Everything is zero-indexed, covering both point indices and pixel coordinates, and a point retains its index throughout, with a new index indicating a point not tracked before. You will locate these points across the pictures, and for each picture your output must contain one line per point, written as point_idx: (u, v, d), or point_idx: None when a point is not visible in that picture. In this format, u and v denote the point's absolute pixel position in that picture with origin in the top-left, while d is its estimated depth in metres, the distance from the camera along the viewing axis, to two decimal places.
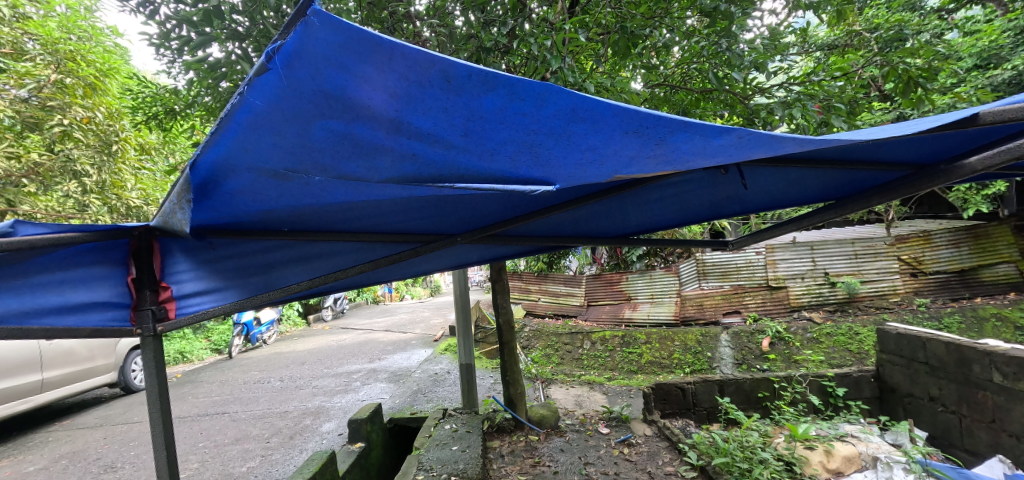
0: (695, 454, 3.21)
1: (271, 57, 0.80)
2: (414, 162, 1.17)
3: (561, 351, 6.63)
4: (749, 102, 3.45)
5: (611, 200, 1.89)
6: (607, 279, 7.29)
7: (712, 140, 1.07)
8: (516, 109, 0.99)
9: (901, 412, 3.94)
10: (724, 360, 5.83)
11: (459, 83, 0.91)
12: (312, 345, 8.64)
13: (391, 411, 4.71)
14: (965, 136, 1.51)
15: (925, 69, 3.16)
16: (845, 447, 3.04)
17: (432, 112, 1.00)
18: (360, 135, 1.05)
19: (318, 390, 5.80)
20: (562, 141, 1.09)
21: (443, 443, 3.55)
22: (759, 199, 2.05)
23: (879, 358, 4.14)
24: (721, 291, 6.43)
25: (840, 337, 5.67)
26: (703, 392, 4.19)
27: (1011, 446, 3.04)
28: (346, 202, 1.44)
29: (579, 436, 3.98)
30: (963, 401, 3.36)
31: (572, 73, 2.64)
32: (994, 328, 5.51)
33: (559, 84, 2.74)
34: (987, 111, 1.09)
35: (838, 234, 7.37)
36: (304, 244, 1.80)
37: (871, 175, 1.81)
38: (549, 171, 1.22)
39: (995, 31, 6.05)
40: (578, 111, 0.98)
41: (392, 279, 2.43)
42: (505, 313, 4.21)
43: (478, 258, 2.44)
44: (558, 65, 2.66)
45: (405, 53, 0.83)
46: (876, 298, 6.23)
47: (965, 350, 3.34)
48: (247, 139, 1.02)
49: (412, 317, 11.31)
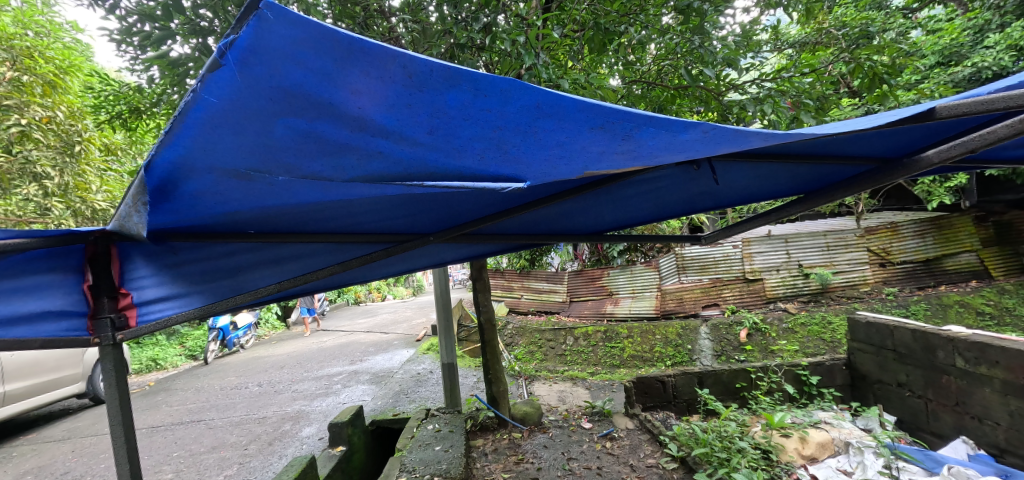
0: (675, 446, 3.34)
1: (223, 52, 0.78)
2: (381, 161, 1.14)
3: (544, 348, 6.64)
4: (723, 98, 3.49)
5: (585, 198, 1.86)
6: (588, 275, 7.33)
7: (678, 135, 1.06)
8: (481, 105, 0.97)
9: (870, 398, 4.07)
10: (704, 352, 5.95)
11: (421, 80, 0.89)
12: (290, 348, 8.46)
13: (372, 413, 4.67)
14: (929, 128, 1.52)
15: (888, 66, 3.28)
16: (818, 434, 3.23)
17: (397, 109, 0.97)
18: (323, 132, 1.02)
19: (298, 394, 5.70)
20: (529, 138, 1.07)
21: (426, 444, 3.53)
22: (733, 193, 2.05)
23: (851, 347, 4.26)
24: (700, 284, 6.59)
25: (814, 326, 5.86)
26: (683, 384, 4.28)
27: (973, 427, 3.20)
28: (313, 201, 1.39)
29: (563, 431, 4.01)
30: (929, 386, 3.51)
31: (546, 70, 2.64)
32: (958, 314, 5.79)
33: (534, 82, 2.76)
34: (941, 106, 1.08)
35: (811, 226, 7.58)
36: (272, 247, 1.73)
37: (840, 170, 1.83)
38: (519, 168, 1.19)
39: (956, 30, 6.32)
40: (544, 107, 0.97)
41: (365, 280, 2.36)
42: (486, 312, 4.19)
43: (453, 257, 2.40)
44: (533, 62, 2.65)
45: (365, 48, 0.81)
46: (847, 288, 6.44)
47: (930, 337, 3.48)
48: (205, 138, 0.99)
49: (393, 317, 11.17)
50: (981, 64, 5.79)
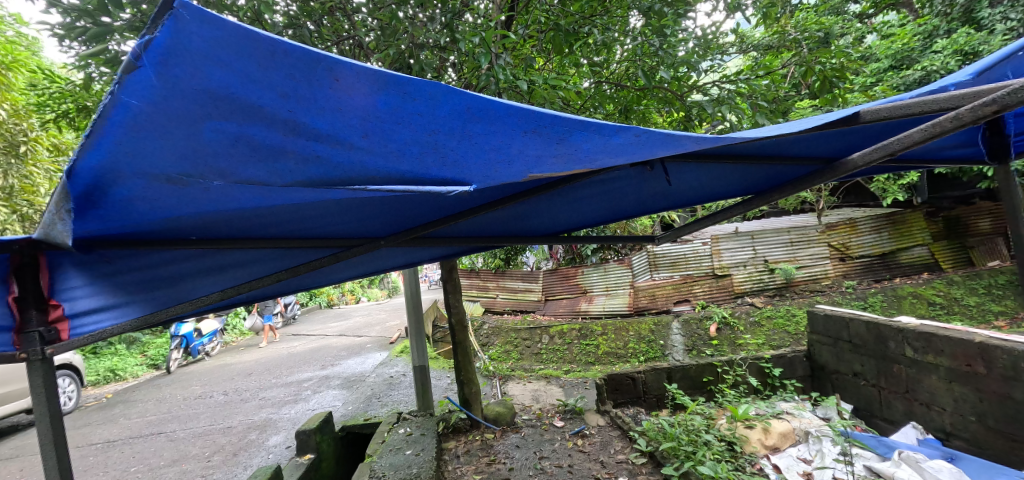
0: (644, 441, 3.40)
1: (139, 53, 0.74)
2: (319, 165, 1.10)
3: (520, 347, 6.64)
4: (686, 99, 3.55)
5: (539, 200, 1.86)
6: (562, 273, 7.37)
7: (609, 138, 1.08)
8: (411, 109, 0.96)
9: (828, 388, 4.23)
10: (676, 347, 6.08)
11: (348, 83, 0.87)
12: (259, 355, 8.21)
13: (343, 419, 4.57)
14: (860, 130, 1.59)
15: (837, 70, 3.45)
16: (780, 424, 3.35)
17: (328, 113, 0.94)
18: (254, 136, 0.98)
19: (265, 402, 5.53)
20: (464, 141, 1.06)
21: (397, 448, 3.48)
22: (685, 194, 2.09)
23: (810, 339, 4.42)
24: (671, 281, 6.73)
25: (779, 319, 6.06)
26: (652, 380, 4.36)
27: (922, 413, 3.37)
28: (255, 207, 1.34)
29: (535, 431, 4.02)
30: (881, 374, 3.67)
31: (501, 72, 2.54)
32: (911, 305, 6.09)
33: (490, 83, 2.66)
34: (865, 110, 1.14)
35: (776, 223, 7.84)
36: (217, 253, 1.68)
37: (784, 170, 1.89)
38: (460, 173, 1.17)
39: (907, 35, 6.59)
40: (473, 110, 0.97)
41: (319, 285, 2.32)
42: (458, 313, 4.16)
43: (411, 261, 2.37)
44: (488, 63, 2.54)
45: (287, 49, 0.80)
46: (810, 282, 6.68)
47: (881, 328, 3.65)
48: (129, 143, 0.94)
49: (367, 320, 10.98)
50: (930, 68, 6.01)
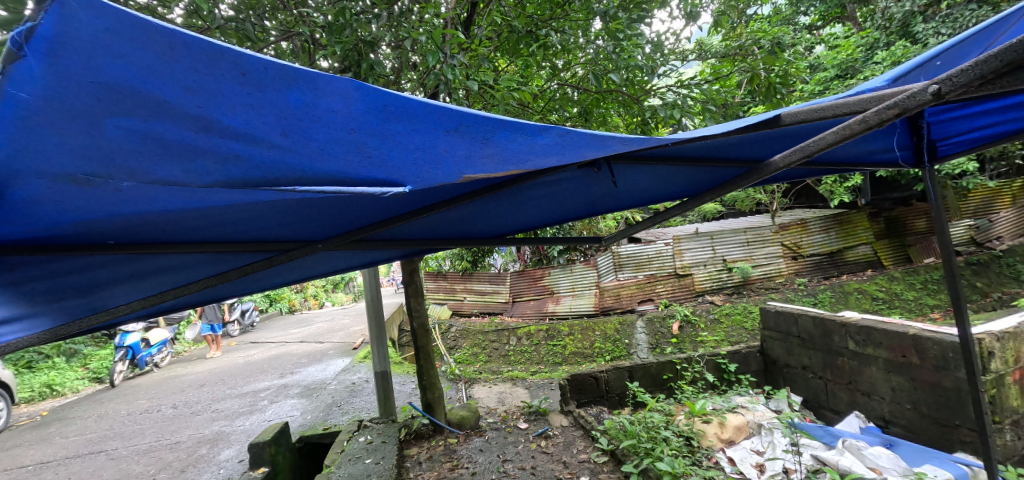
0: (606, 440, 3.43)
1: (18, 42, 0.67)
2: (241, 165, 1.04)
3: (488, 349, 6.60)
4: (643, 102, 3.62)
5: (485, 201, 1.85)
6: (530, 275, 7.39)
7: (533, 138, 1.10)
8: (326, 106, 0.93)
9: (780, 381, 4.41)
10: (640, 345, 6.20)
11: (256, 78, 0.83)
12: (214, 365, 7.81)
13: (301, 429, 4.40)
14: (788, 132, 1.67)
15: (780, 77, 3.59)
16: (735, 418, 3.47)
17: (242, 110, 0.89)
18: (165, 134, 0.91)
19: (218, 414, 5.26)
20: (388, 140, 1.04)
21: (356, 457, 3.38)
22: (632, 195, 2.13)
23: (763, 335, 4.60)
24: (635, 281, 6.86)
25: (737, 316, 6.29)
26: (614, 378, 4.45)
27: (864, 402, 3.56)
28: (177, 209, 1.26)
29: (499, 434, 3.99)
30: (827, 367, 3.86)
31: (450, 71, 2.50)
32: (857, 300, 6.45)
33: (439, 81, 2.63)
34: (786, 113, 1.20)
35: (734, 224, 8.14)
36: (142, 259, 1.57)
37: (720, 171, 1.96)
38: (391, 173, 1.15)
39: (851, 47, 6.97)
40: (391, 108, 0.96)
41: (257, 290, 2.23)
42: (420, 317, 4.08)
43: (357, 263, 2.32)
44: (436, 61, 2.52)
45: (188, 41, 0.75)
46: (765, 279, 6.98)
47: (827, 322, 3.84)
48: (20, 138, 0.85)
49: (331, 325, 10.66)
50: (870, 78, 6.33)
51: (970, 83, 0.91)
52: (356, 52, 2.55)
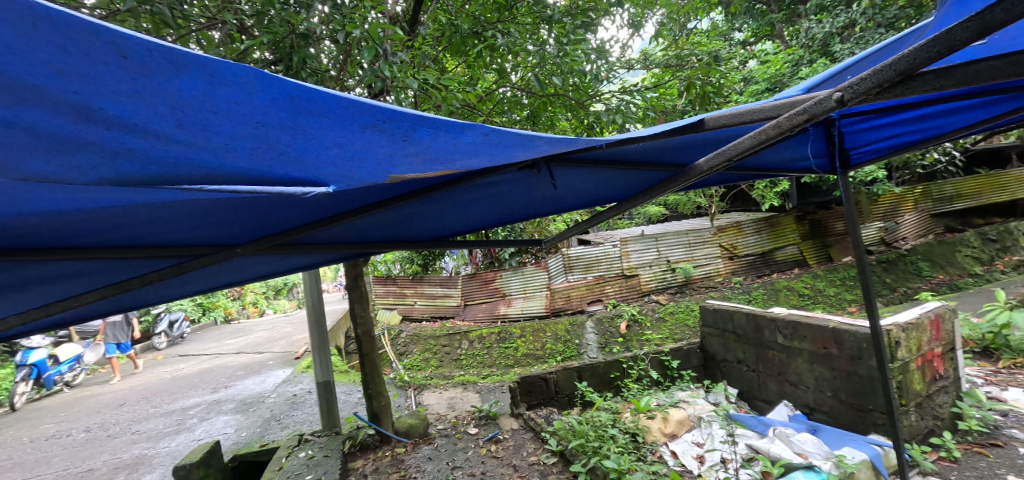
0: (555, 441, 3.46)
1: None
2: (134, 160, 0.93)
3: (439, 354, 6.49)
4: (589, 108, 3.70)
5: (423, 203, 1.81)
6: (481, 277, 7.33)
7: (458, 137, 1.10)
8: (226, 97, 0.85)
9: (719, 375, 4.65)
10: (590, 345, 6.35)
11: (140, 62, 0.74)
12: (136, 381, 7.10)
13: (235, 447, 4.09)
14: (711, 137, 1.78)
15: (714, 87, 3.79)
16: (677, 412, 3.59)
17: (128, 97, 0.80)
18: (33, 122, 0.78)
19: (140, 436, 4.78)
20: (303, 137, 1.00)
21: (295, 474, 3.18)
22: (571, 198, 2.17)
23: (703, 332, 4.83)
24: (585, 282, 7.02)
25: (680, 314, 6.60)
26: (563, 379, 4.47)
27: (791, 392, 3.83)
28: (61, 209, 1.12)
29: (448, 440, 3.91)
30: (759, 360, 4.12)
31: (388, 68, 2.44)
32: (785, 297, 6.98)
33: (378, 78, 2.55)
34: (710, 118, 1.27)
35: (677, 226, 8.55)
36: (25, 267, 1.38)
37: (652, 175, 2.04)
38: (308, 170, 1.12)
39: (779, 63, 7.53)
40: (299, 102, 0.91)
41: (177, 298, 2.08)
42: (365, 323, 3.93)
43: (289, 267, 2.21)
44: (374, 58, 2.45)
45: (51, 17, 0.64)
46: (705, 279, 7.38)
47: (759, 318, 4.09)
48: None
49: (271, 334, 10.05)
50: None
51: (868, 91, 0.96)
52: (287, 45, 2.43)
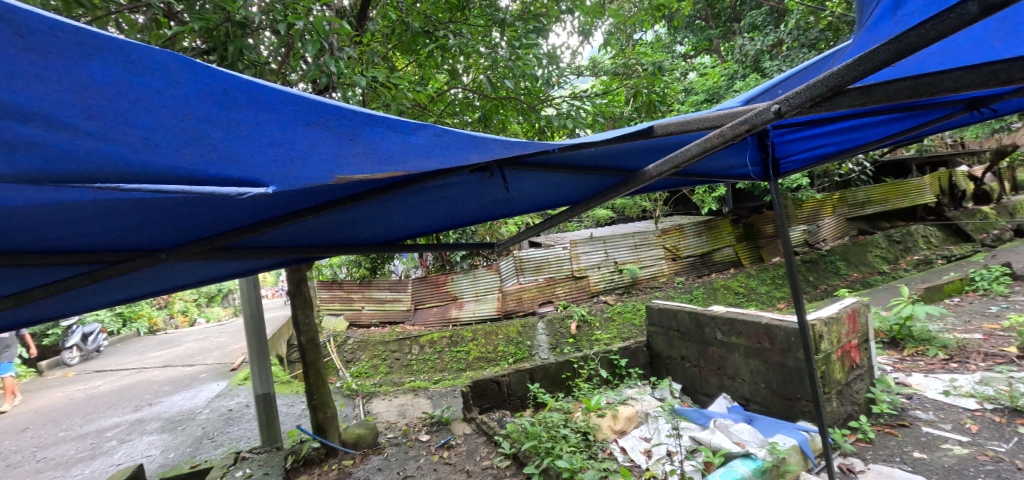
0: (508, 443, 3.45)
1: None
2: (34, 154, 0.82)
3: (389, 360, 6.31)
4: (539, 112, 3.75)
5: (372, 205, 1.75)
6: (433, 281, 7.18)
7: (408, 136, 1.07)
8: (148, 85, 0.77)
9: (663, 371, 4.85)
10: (541, 346, 6.45)
11: (40, 42, 0.65)
12: (38, 403, 6.29)
13: (160, 470, 3.73)
14: (659, 144, 1.85)
15: (659, 96, 3.97)
16: (626, 409, 3.70)
17: (24, 81, 0.69)
18: None
19: (43, 464, 4.24)
20: (238, 132, 0.93)
21: None
22: (524, 202, 2.18)
23: (649, 331, 5.03)
24: (536, 283, 7.11)
25: (627, 313, 6.85)
26: (516, 381, 4.44)
27: (729, 384, 4.08)
28: None
29: (398, 449, 3.80)
30: (700, 355, 4.35)
31: (333, 64, 2.33)
32: (723, 295, 7.45)
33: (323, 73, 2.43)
34: (658, 126, 1.31)
35: (625, 229, 8.87)
36: None
37: (603, 181, 2.10)
38: (246, 169, 1.04)
39: (717, 76, 8.05)
40: (234, 93, 0.84)
41: (86, 310, 1.87)
42: (309, 331, 3.74)
43: (223, 274, 2.06)
44: (317, 52, 2.33)
45: None
46: (651, 279, 7.71)
47: (700, 316, 4.32)
48: None
49: (203, 344, 9.30)
50: None
51: (803, 104, 1.03)
52: (219, 33, 2.26)
